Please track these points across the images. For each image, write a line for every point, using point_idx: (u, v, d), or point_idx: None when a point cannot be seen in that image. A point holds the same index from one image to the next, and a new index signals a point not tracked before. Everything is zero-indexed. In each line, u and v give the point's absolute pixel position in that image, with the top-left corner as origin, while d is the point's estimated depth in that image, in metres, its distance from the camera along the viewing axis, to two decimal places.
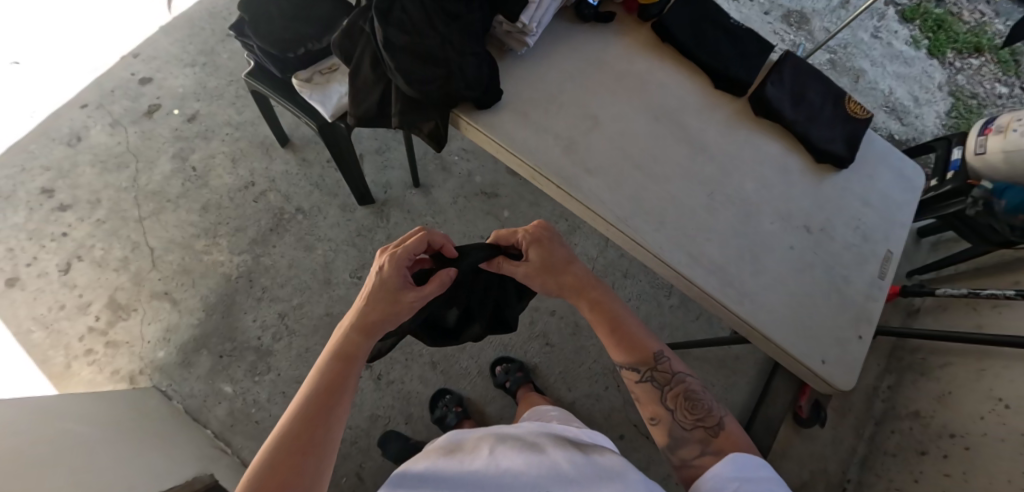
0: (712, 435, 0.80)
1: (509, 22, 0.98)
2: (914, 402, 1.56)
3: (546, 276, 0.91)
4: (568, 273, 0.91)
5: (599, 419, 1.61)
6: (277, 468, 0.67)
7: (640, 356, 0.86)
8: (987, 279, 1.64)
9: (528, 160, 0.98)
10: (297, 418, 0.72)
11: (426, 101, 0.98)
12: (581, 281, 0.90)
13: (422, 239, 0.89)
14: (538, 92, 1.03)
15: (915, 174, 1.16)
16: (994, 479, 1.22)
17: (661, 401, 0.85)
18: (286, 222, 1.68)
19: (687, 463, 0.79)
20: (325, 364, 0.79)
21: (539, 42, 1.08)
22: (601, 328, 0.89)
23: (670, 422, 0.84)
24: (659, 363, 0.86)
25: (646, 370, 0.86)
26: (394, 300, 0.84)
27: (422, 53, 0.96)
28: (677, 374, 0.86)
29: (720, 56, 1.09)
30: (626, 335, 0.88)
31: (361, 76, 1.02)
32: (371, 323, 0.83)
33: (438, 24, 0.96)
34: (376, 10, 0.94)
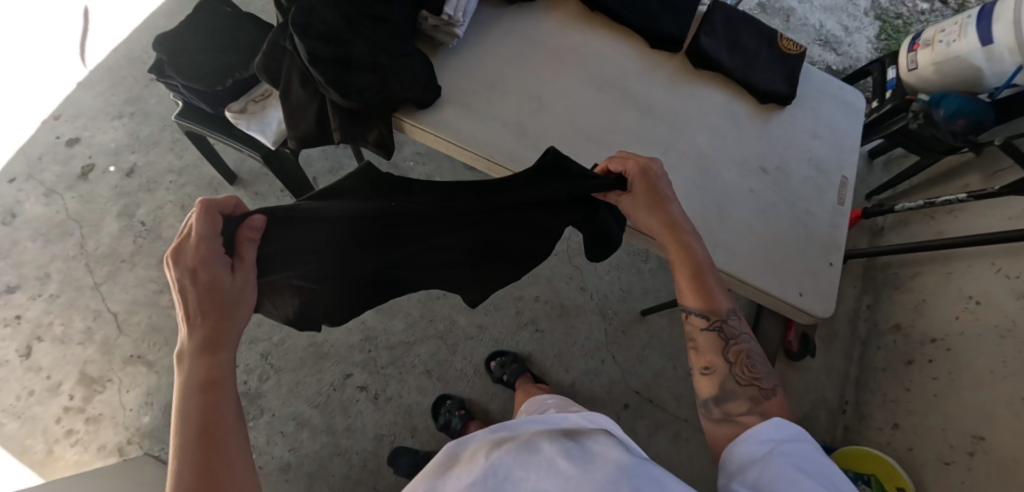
0: (769, 396, 0.78)
1: (435, 16, 0.93)
2: (893, 315, 1.70)
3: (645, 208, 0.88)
4: (665, 213, 0.87)
5: (601, 394, 1.64)
6: None
7: (713, 304, 0.83)
8: (939, 187, 1.72)
9: (479, 152, 0.95)
10: (187, 475, 0.61)
11: (364, 109, 0.92)
12: (679, 223, 0.86)
13: (212, 220, 0.68)
14: (476, 80, 1.00)
15: (855, 99, 1.20)
16: (977, 372, 1.38)
17: (722, 352, 0.82)
18: None
19: (730, 417, 0.77)
20: (181, 407, 0.65)
21: (470, 30, 1.04)
22: (683, 270, 0.86)
23: (723, 374, 0.80)
24: (730, 318, 0.83)
25: (714, 320, 0.83)
26: (227, 300, 0.69)
27: (351, 61, 0.88)
28: (743, 335, 0.82)
29: (652, 16, 1.10)
30: (707, 282, 0.85)
31: (293, 96, 0.96)
32: (212, 336, 0.68)
33: (364, 30, 0.88)
34: (292, 25, 0.83)
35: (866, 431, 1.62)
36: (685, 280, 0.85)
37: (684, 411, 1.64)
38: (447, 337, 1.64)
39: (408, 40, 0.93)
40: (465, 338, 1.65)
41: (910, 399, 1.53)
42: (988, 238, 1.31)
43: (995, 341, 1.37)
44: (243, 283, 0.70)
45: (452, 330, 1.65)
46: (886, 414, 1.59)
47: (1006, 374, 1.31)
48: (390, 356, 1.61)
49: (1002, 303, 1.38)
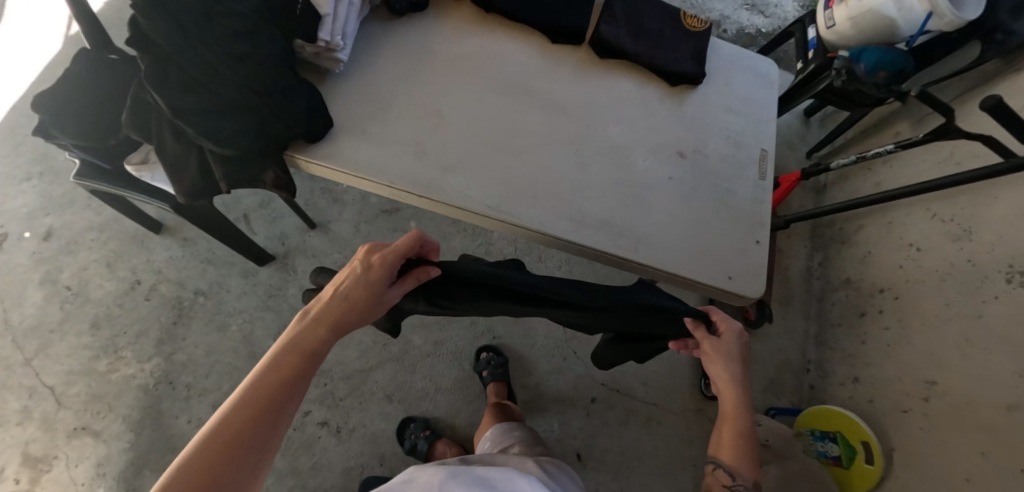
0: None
1: (311, 44, 0.88)
2: (844, 270, 1.74)
3: (719, 360, 0.86)
4: (733, 371, 0.85)
5: (567, 390, 1.62)
6: (207, 463, 0.63)
7: (740, 465, 0.79)
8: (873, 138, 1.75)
9: (379, 180, 0.91)
10: (245, 408, 0.67)
11: (248, 153, 0.86)
12: (739, 384, 0.84)
13: (410, 247, 0.81)
14: (370, 104, 0.96)
15: (768, 68, 1.18)
16: (924, 318, 1.43)
17: None
18: (190, 309, 1.57)
19: None
20: (282, 351, 0.73)
21: (358, 52, 1.00)
22: (726, 424, 0.83)
23: None
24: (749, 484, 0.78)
25: (737, 479, 0.78)
26: (370, 301, 0.78)
27: (224, 106, 0.82)
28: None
29: (549, 11, 1.07)
30: (743, 443, 0.81)
31: (168, 146, 0.89)
32: (340, 318, 0.76)
33: (228, 72, 0.83)
34: (146, 79, 0.77)
35: (830, 389, 1.65)
36: (726, 434, 0.82)
37: (652, 395, 1.64)
38: (404, 358, 1.59)
39: (289, 75, 0.88)
40: (422, 357, 1.59)
41: (865, 351, 1.57)
42: (921, 187, 1.32)
43: (935, 280, 1.43)
44: (382, 300, 0.79)
45: (408, 350, 1.59)
46: (846, 369, 1.62)
47: (949, 318, 1.37)
48: (348, 386, 1.56)
49: (940, 247, 1.44)
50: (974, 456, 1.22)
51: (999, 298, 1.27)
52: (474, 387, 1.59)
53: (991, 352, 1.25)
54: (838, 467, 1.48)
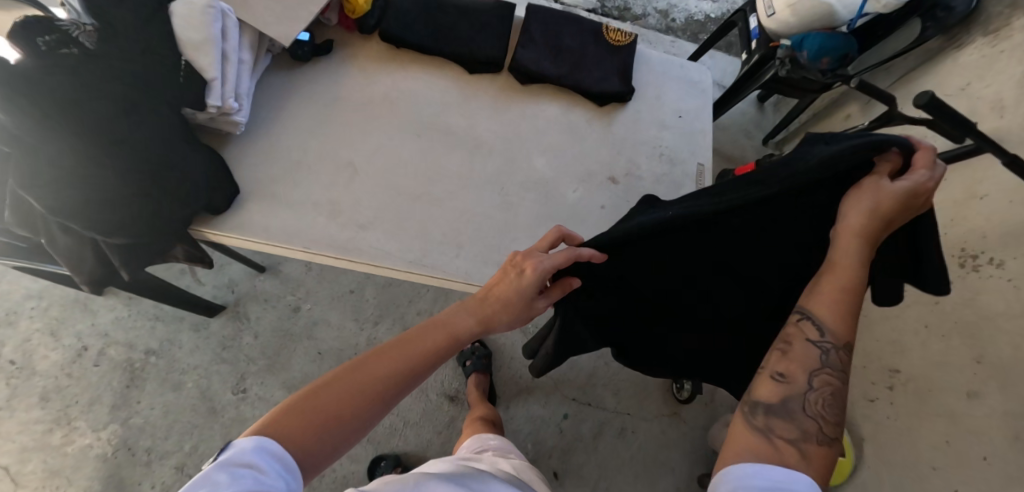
0: (816, 441, 0.63)
1: (201, 111, 0.85)
2: None
3: (881, 197, 0.67)
4: (888, 221, 0.68)
5: (539, 410, 1.59)
6: (344, 391, 0.67)
7: (840, 327, 0.67)
8: (826, 121, 1.74)
9: (292, 246, 0.87)
10: (385, 357, 0.71)
11: (145, 239, 0.82)
12: (868, 236, 0.68)
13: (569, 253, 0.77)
14: (279, 164, 0.92)
15: (700, 75, 1.14)
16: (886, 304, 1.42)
17: (809, 373, 0.66)
18: (142, 371, 1.52)
19: (772, 432, 0.64)
20: (429, 324, 0.75)
21: (264, 110, 0.96)
22: (840, 278, 0.69)
23: (795, 393, 0.66)
24: (841, 349, 0.67)
25: (829, 341, 0.67)
26: (514, 302, 0.77)
27: (108, 193, 0.78)
28: (834, 367, 0.66)
29: (463, 41, 1.02)
30: (850, 308, 0.68)
31: (60, 241, 0.81)
32: (486, 313, 0.77)
33: (108, 155, 0.78)
34: (19, 180, 0.73)
35: None
36: (826, 286, 0.69)
37: (625, 405, 1.62)
38: None
39: (181, 144, 0.85)
40: None
41: None
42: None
43: None
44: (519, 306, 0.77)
45: None
46: None
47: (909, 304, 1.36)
48: None
49: None
50: (939, 444, 1.22)
51: (954, 284, 1.26)
52: (443, 418, 1.55)
53: (948, 337, 1.24)
54: None
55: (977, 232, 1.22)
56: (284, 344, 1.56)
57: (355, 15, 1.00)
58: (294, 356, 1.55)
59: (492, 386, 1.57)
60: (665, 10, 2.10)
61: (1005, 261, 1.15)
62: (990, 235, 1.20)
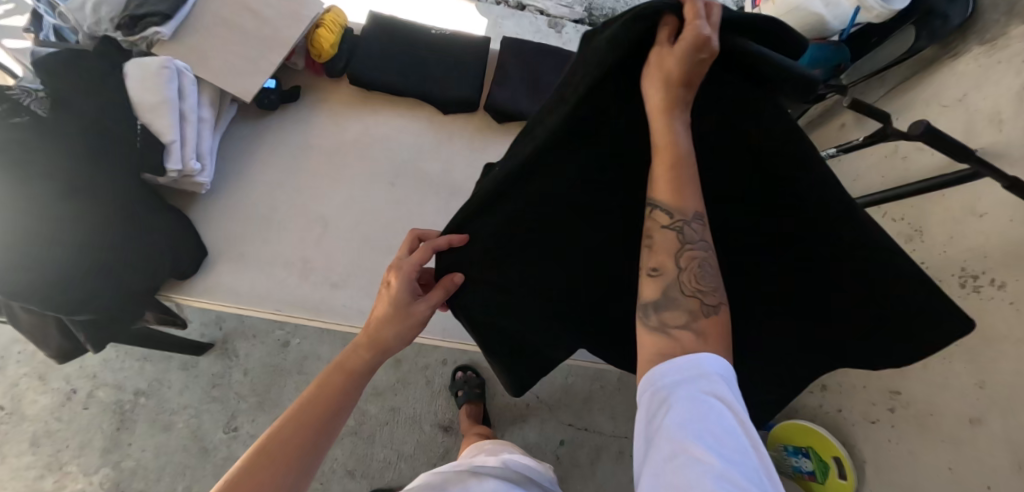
0: (704, 315, 0.60)
1: (161, 176, 0.84)
2: None
3: (669, 69, 0.56)
4: (685, 84, 0.57)
5: (535, 437, 1.55)
6: (259, 471, 0.65)
7: (682, 198, 0.60)
8: (821, 129, 1.69)
9: (263, 310, 0.86)
10: (289, 422, 0.69)
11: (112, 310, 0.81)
12: (676, 105, 0.58)
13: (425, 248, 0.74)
14: (249, 222, 0.91)
15: None
16: None
17: (675, 257, 0.61)
18: (132, 412, 1.50)
19: (666, 326, 0.60)
20: (325, 373, 0.74)
21: (231, 164, 0.94)
22: (666, 156, 0.59)
23: (669, 287, 0.61)
24: (696, 221, 0.61)
25: (681, 220, 0.60)
26: (400, 315, 0.74)
27: (73, 270, 0.75)
28: (702, 243, 0.61)
29: (436, 82, 0.99)
30: (687, 175, 0.60)
31: (21, 318, 0.79)
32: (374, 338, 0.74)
33: (72, 230, 0.76)
34: None
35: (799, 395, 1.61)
36: (657, 171, 0.60)
37: (622, 428, 1.59)
38: (361, 430, 1.51)
39: (145, 209, 0.84)
40: (380, 425, 1.52)
41: None
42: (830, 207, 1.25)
43: None
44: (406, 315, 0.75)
45: (364, 421, 1.52)
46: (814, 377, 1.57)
47: None
48: None
49: None
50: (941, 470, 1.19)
51: (955, 305, 1.21)
52: (437, 448, 1.52)
53: (948, 360, 1.21)
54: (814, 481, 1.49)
55: (977, 252, 1.17)
56: (274, 379, 1.54)
57: (322, 60, 0.97)
58: (285, 392, 1.53)
59: (487, 414, 1.53)
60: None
61: (1007, 282, 1.10)
62: (991, 254, 1.14)
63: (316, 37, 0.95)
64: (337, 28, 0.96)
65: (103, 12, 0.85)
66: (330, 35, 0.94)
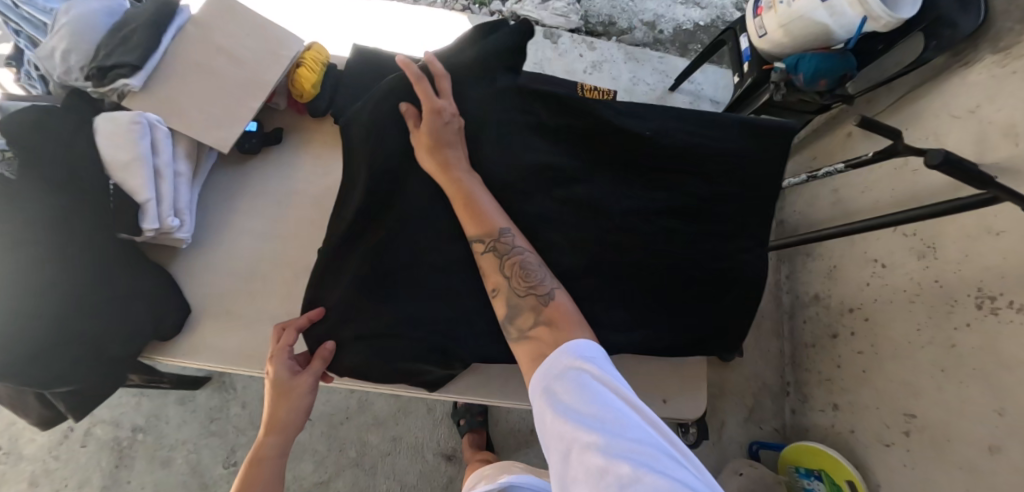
0: (543, 305, 0.81)
1: (138, 234, 0.82)
2: (811, 286, 1.64)
3: (427, 144, 0.87)
4: (443, 150, 0.88)
5: (540, 463, 1.50)
6: None
7: (484, 227, 0.86)
8: (828, 138, 1.63)
9: (248, 368, 0.91)
10: None
11: (86, 377, 0.82)
12: (450, 167, 0.87)
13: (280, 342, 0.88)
14: (236, 279, 0.94)
15: None
16: (896, 341, 1.34)
17: (499, 270, 0.85)
18: (130, 449, 1.47)
19: (523, 333, 0.80)
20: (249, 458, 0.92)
21: (212, 221, 0.96)
22: (458, 202, 0.87)
23: (505, 292, 0.84)
24: (503, 236, 0.86)
25: (489, 242, 0.86)
26: (285, 396, 0.90)
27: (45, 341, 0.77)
28: (517, 248, 0.86)
29: None
30: (478, 208, 0.87)
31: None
32: (273, 422, 0.91)
33: (44, 300, 0.77)
34: None
35: (811, 414, 1.58)
36: (462, 215, 0.88)
37: None
38: (362, 461, 1.48)
39: (119, 273, 0.84)
40: (381, 456, 1.49)
41: (840, 376, 1.49)
42: (844, 229, 1.17)
43: (906, 302, 1.33)
44: (291, 393, 0.90)
45: (365, 452, 1.49)
46: (825, 394, 1.54)
47: (922, 344, 1.27)
48: None
49: (905, 264, 1.33)
50: None
51: (971, 326, 1.17)
52: (441, 478, 1.48)
53: (965, 384, 1.16)
54: None
55: (994, 271, 1.12)
56: None
57: (303, 100, 0.97)
58: None
59: (491, 442, 1.48)
60: (653, 20, 1.92)
61: None
62: (1009, 276, 1.10)
63: (297, 76, 0.95)
64: (318, 66, 0.96)
65: (72, 61, 0.85)
66: (311, 75, 0.95)
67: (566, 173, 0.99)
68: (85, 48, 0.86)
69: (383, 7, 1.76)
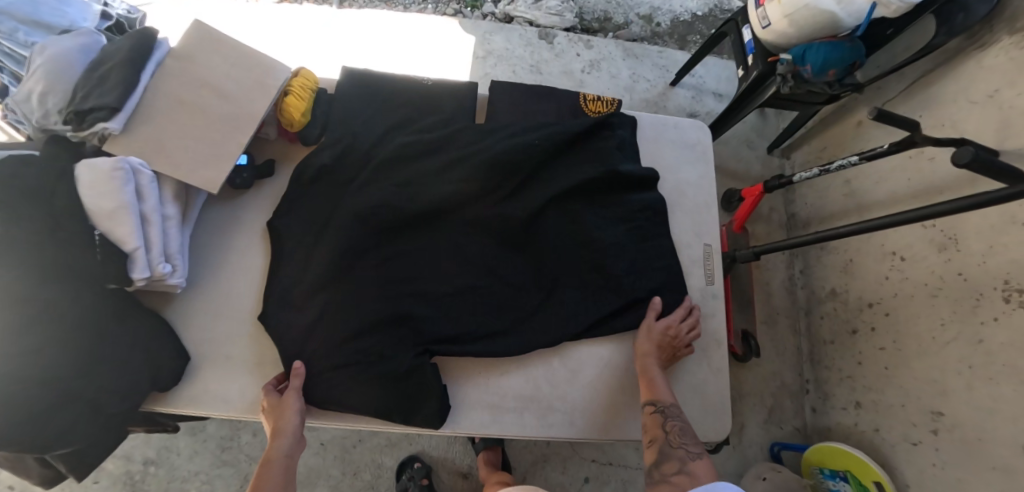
0: (691, 460, 0.85)
1: (129, 284, 0.80)
2: (827, 281, 1.60)
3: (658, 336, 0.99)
4: (664, 348, 0.99)
5: (558, 477, 1.47)
6: None
7: (658, 396, 0.93)
8: (835, 129, 1.59)
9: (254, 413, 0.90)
10: None
11: (85, 437, 0.79)
12: (660, 354, 0.98)
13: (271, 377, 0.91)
14: (236, 322, 0.94)
15: (695, 134, 1.17)
16: (920, 338, 1.30)
17: (660, 426, 0.90)
18: (142, 482, 1.43)
19: (666, 476, 0.84)
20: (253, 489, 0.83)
21: (208, 266, 0.96)
22: (645, 376, 0.97)
23: (659, 442, 0.88)
24: (673, 409, 0.92)
25: (657, 407, 0.92)
26: (274, 412, 0.87)
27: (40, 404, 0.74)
28: (679, 420, 0.91)
29: None
30: (654, 382, 0.95)
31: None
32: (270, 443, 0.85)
33: (36, 361, 0.74)
34: None
35: (832, 413, 1.54)
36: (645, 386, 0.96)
37: None
38: (377, 484, 1.45)
39: (110, 326, 0.81)
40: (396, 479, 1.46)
41: (863, 373, 1.45)
42: (860, 227, 1.12)
43: (927, 297, 1.28)
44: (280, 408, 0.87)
45: (380, 475, 1.46)
46: (847, 392, 1.50)
47: (947, 340, 1.23)
48: None
49: (924, 258, 1.29)
50: None
51: (999, 321, 1.12)
52: None
53: (995, 381, 1.12)
54: None
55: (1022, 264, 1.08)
56: None
57: (293, 128, 0.97)
58: None
59: (507, 458, 1.45)
60: (648, 13, 1.86)
61: None
62: None
63: (286, 105, 0.95)
64: (307, 93, 0.96)
65: (50, 103, 0.82)
66: (300, 103, 0.94)
67: (550, 194, 1.04)
68: (63, 89, 0.82)
69: (372, 17, 1.71)
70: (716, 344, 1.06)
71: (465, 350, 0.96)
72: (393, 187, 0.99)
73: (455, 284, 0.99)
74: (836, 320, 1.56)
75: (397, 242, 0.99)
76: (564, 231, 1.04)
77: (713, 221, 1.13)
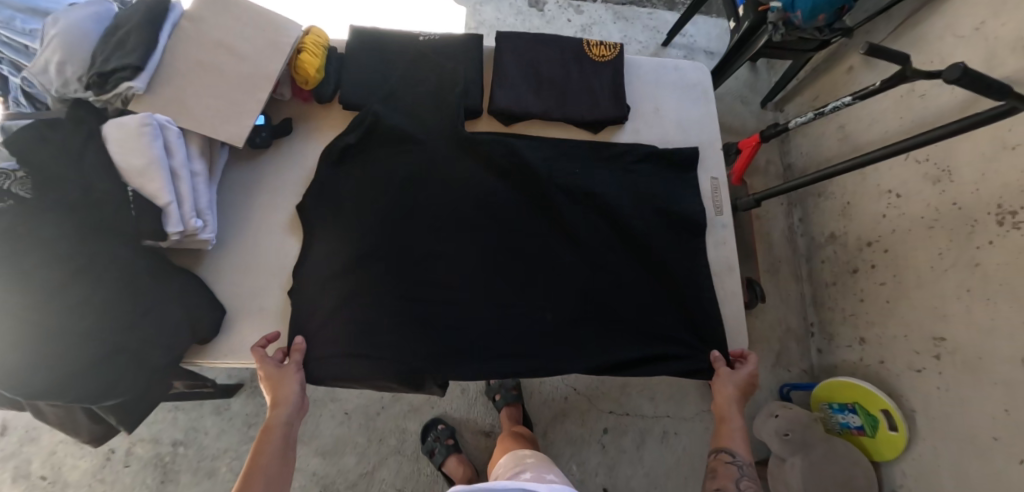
0: None
1: (163, 239, 0.82)
2: (826, 225, 1.64)
3: (736, 391, 0.99)
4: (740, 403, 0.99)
5: (579, 430, 1.51)
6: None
7: (730, 445, 0.94)
8: (826, 76, 1.63)
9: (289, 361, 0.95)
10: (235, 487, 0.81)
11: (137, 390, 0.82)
12: (738, 404, 0.98)
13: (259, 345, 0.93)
14: (267, 273, 0.98)
15: (695, 75, 1.20)
16: (918, 270, 1.34)
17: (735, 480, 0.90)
18: (173, 463, 1.44)
19: None
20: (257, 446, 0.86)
21: (233, 225, 0.99)
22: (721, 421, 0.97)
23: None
24: (746, 467, 0.92)
25: (731, 456, 0.93)
26: (272, 381, 0.90)
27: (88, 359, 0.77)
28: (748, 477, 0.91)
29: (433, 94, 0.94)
30: (728, 431, 0.96)
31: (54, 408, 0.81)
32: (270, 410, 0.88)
33: (80, 317, 0.78)
34: None
35: (838, 351, 1.60)
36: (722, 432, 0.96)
37: (664, 408, 1.55)
38: (404, 448, 1.48)
39: (145, 279, 0.84)
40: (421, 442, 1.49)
41: (866, 309, 1.50)
42: (855, 162, 1.17)
43: (924, 231, 1.32)
44: (280, 374, 0.90)
45: (405, 439, 1.49)
46: (851, 330, 1.55)
47: (946, 268, 1.28)
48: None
49: (919, 191, 1.33)
50: (997, 413, 1.15)
51: (994, 244, 1.17)
52: (484, 455, 1.50)
53: (993, 301, 1.17)
54: (863, 437, 1.44)
55: (1015, 187, 1.12)
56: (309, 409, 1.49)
57: (309, 86, 0.98)
58: (321, 421, 1.48)
59: (528, 414, 1.49)
60: None
61: None
62: None
63: (300, 63, 0.95)
64: (320, 49, 0.96)
65: (69, 72, 0.83)
66: (314, 59, 0.94)
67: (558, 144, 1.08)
68: (80, 58, 0.84)
69: None
70: (727, 274, 1.10)
71: (478, 354, 0.98)
72: (407, 163, 1.03)
73: (474, 258, 1.03)
74: (837, 260, 1.60)
75: (410, 245, 1.01)
76: (575, 209, 1.06)
77: (718, 158, 1.16)
